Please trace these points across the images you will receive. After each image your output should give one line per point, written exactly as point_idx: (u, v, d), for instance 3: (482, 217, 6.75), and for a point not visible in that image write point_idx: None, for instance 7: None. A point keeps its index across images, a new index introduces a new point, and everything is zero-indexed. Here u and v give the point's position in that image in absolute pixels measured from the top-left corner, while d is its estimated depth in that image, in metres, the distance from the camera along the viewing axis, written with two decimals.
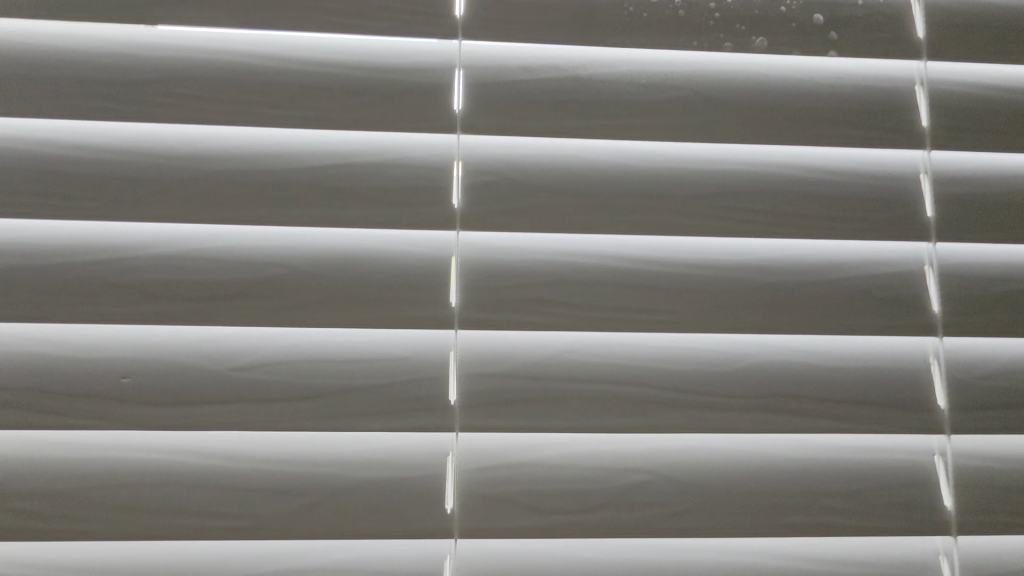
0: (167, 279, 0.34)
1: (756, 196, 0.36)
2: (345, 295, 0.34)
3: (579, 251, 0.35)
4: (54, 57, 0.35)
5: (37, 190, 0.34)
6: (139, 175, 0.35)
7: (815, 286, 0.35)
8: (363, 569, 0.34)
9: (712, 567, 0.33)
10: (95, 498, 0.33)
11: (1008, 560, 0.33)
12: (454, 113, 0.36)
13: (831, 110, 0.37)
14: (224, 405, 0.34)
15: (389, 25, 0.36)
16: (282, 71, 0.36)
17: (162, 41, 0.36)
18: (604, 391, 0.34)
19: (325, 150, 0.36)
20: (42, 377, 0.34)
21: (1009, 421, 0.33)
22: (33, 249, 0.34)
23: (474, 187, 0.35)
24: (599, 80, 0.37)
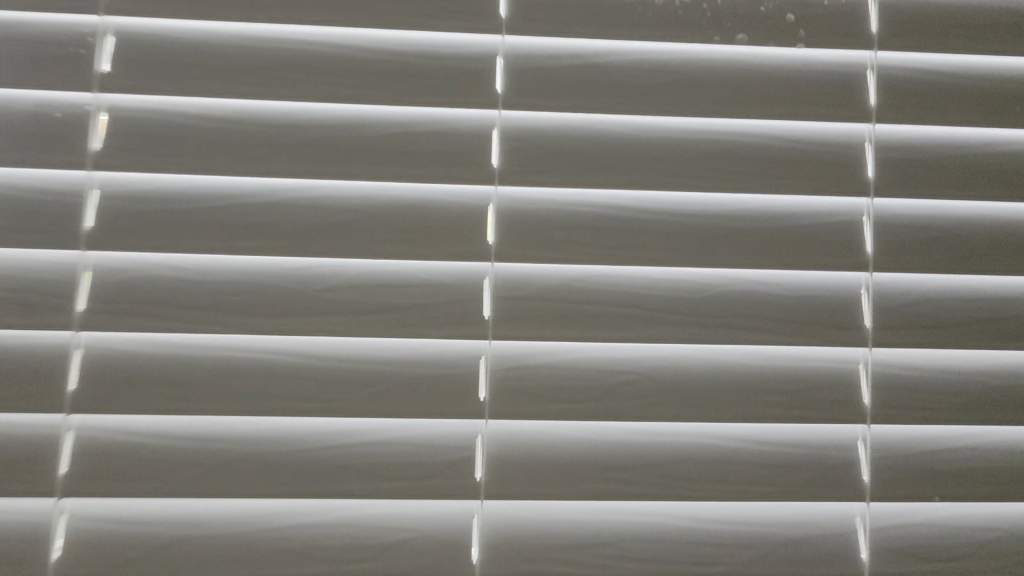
0: (270, 220, 0.45)
1: (731, 160, 0.45)
2: (407, 234, 0.45)
3: (587, 202, 0.45)
4: (185, 48, 0.46)
5: (175, 150, 0.45)
6: (250, 140, 0.45)
7: (773, 232, 0.45)
8: (416, 443, 0.44)
9: (683, 446, 0.43)
10: (217, 383, 0.44)
11: (913, 444, 0.43)
12: (497, 93, 0.45)
13: (796, 92, 0.46)
14: (314, 316, 0.45)
15: (443, 23, 0.46)
16: (359, 59, 0.46)
17: (265, 35, 0.46)
18: (606, 310, 0.44)
19: (390, 122, 0.46)
20: (176, 292, 0.44)
21: (919, 337, 0.43)
22: (167, 194, 0.45)
23: (509, 151, 0.45)
24: (611, 66, 0.46)
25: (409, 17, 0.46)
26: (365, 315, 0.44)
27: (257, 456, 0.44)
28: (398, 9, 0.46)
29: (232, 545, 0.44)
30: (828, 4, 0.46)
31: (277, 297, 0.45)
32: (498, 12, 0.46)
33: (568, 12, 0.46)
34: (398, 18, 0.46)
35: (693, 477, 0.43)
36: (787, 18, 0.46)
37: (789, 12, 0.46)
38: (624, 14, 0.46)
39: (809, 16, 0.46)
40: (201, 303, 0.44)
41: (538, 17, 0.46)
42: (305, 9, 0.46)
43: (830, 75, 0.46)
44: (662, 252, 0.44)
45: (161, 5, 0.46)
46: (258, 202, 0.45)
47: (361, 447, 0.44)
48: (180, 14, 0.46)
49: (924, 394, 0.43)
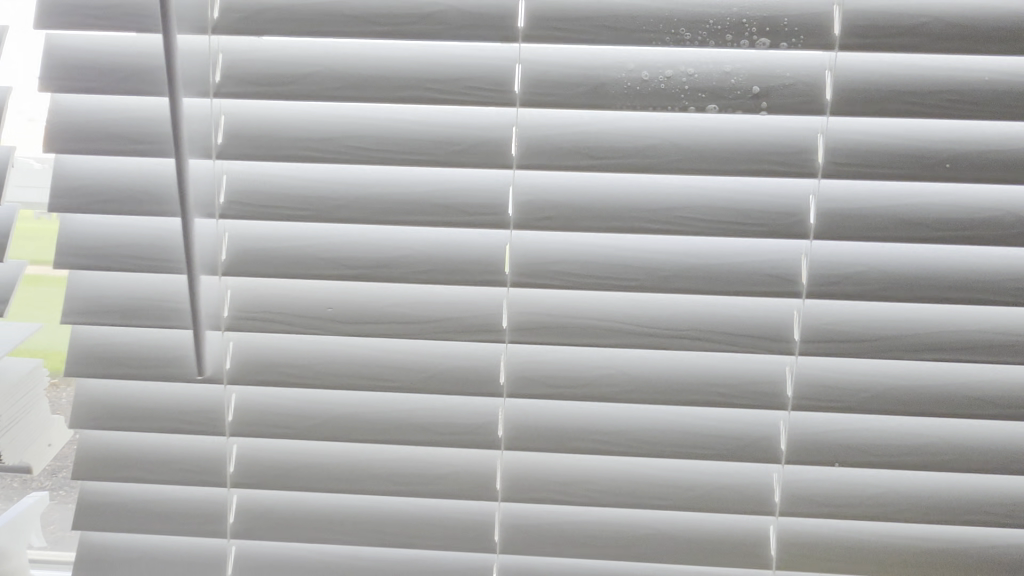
0: (348, 255, 0.62)
1: (695, 211, 0.58)
2: (445, 266, 0.61)
3: (583, 244, 0.61)
4: (281, 125, 0.61)
5: (276, 203, 0.61)
6: (330, 195, 0.61)
7: (724, 268, 0.59)
8: (455, 411, 0.65)
9: (648, 420, 0.64)
10: (320, 367, 0.64)
11: (818, 423, 0.62)
12: (512, 156, 0.59)
13: (755, 153, 0.57)
14: (382, 323, 0.63)
15: (469, 99, 0.58)
16: (409, 132, 0.60)
17: (341, 114, 0.61)
18: (594, 323, 0.61)
19: (434, 182, 0.61)
20: (289, 305, 0.64)
21: (834, 348, 0.59)
22: (278, 237, 0.63)
23: (521, 203, 0.60)
24: (602, 135, 0.59)
25: (443, 94, 0.58)
26: (420, 324, 0.62)
27: (350, 417, 0.66)
28: (434, 88, 0.59)
29: (341, 469, 0.67)
30: (789, 76, 0.57)
31: (358, 310, 0.63)
32: (513, 89, 0.58)
33: (570, 89, 0.58)
34: (433, 95, 0.59)
35: (658, 441, 0.63)
36: (753, 90, 0.57)
37: (755, 85, 0.57)
38: (617, 89, 0.58)
39: (772, 87, 0.57)
40: (307, 313, 0.63)
41: (545, 93, 0.58)
42: (363, 89, 0.59)
43: (785, 139, 0.57)
44: (636, 282, 0.59)
45: (256, 88, 0.60)
46: (343, 241, 0.63)
47: (419, 412, 0.66)
48: (270, 95, 0.60)
49: (830, 391, 0.60)
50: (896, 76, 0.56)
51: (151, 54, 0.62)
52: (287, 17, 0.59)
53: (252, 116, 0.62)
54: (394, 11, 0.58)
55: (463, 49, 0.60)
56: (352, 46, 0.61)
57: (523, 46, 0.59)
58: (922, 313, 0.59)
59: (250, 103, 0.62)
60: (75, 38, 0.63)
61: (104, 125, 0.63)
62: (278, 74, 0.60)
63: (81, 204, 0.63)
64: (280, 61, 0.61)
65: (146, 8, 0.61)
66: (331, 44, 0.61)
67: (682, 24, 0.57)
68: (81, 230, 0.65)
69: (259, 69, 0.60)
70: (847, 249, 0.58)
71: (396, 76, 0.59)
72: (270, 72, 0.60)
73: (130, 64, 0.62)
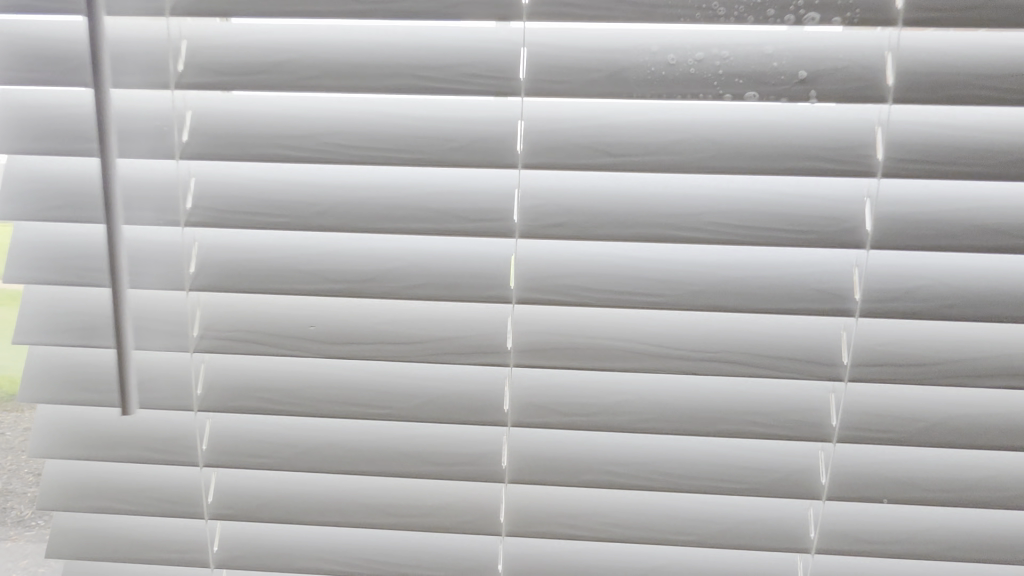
0: (333, 267, 0.55)
1: (733, 216, 0.51)
2: (443, 280, 0.54)
3: (602, 254, 0.54)
4: (253, 119, 0.54)
5: (249, 209, 0.54)
6: (311, 199, 0.54)
7: (766, 282, 0.52)
8: (457, 439, 0.59)
9: (676, 451, 0.57)
10: (305, 393, 0.58)
11: (866, 455, 0.55)
12: (517, 153, 0.51)
13: (803, 149, 0.50)
14: (372, 343, 0.55)
15: (467, 87, 0.50)
16: (399, 126, 0.52)
17: (320, 106, 0.54)
18: (611, 344, 0.54)
19: (429, 183, 0.54)
20: (266, 325, 0.57)
21: (887, 372, 0.52)
22: (253, 248, 0.56)
23: (528, 208, 0.52)
24: (622, 128, 0.51)
25: (435, 82, 0.50)
26: (416, 346, 0.55)
27: (341, 446, 0.59)
28: (426, 76, 0.51)
29: (328, 503, 0.60)
30: (842, 59, 0.49)
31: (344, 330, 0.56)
32: (517, 76, 0.50)
33: (585, 74, 0.50)
34: (425, 84, 0.51)
35: (686, 476, 0.56)
36: (798, 75, 0.49)
37: (801, 69, 0.49)
38: (639, 73, 0.50)
39: (822, 72, 0.49)
40: (288, 333, 0.56)
41: (555, 80, 0.50)
42: (345, 78, 0.52)
43: (835, 133, 0.50)
44: (661, 298, 0.52)
45: (222, 77, 0.52)
46: (328, 253, 0.55)
47: (418, 440, 0.59)
48: (238, 85, 0.52)
49: (881, 420, 0.53)
50: (969, 58, 0.48)
51: None
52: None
53: (220, 111, 0.54)
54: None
55: (460, 31, 0.52)
56: (333, 30, 0.53)
57: (527, 27, 0.51)
58: (974, 333, 0.53)
59: (218, 96, 0.55)
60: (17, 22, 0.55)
61: (51, 121, 0.55)
62: (247, 62, 0.53)
63: (30, 212, 0.56)
64: (249, 47, 0.53)
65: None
66: (308, 28, 0.53)
67: None
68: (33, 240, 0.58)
69: (225, 57, 0.53)
70: (897, 260, 0.52)
71: (382, 63, 0.51)
72: (237, 60, 0.53)
73: (77, 52, 0.54)
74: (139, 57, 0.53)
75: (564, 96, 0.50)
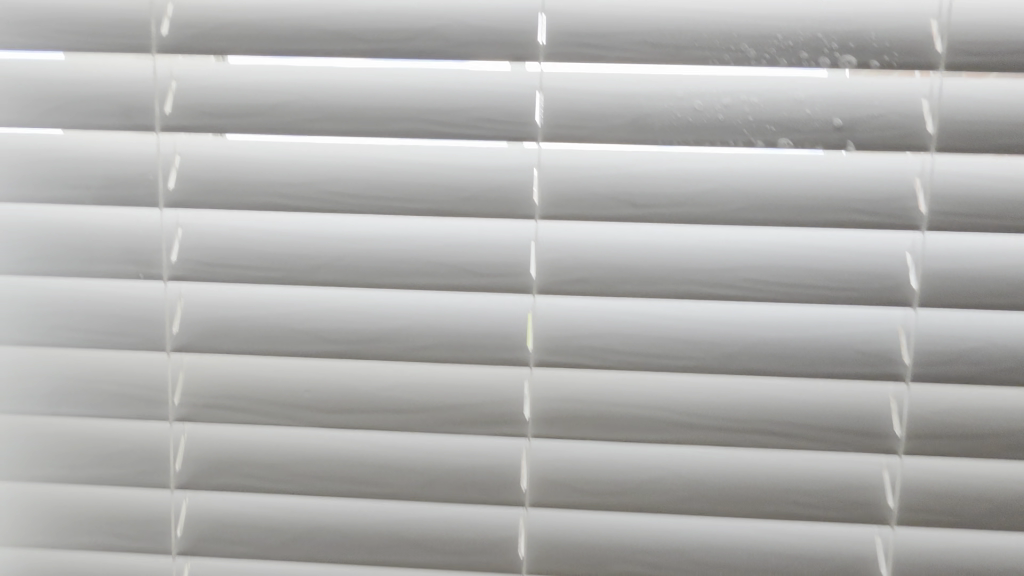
0: (327, 327, 0.49)
1: (768, 272, 0.47)
2: (451, 341, 0.48)
3: (626, 313, 0.48)
4: (245, 164, 0.49)
5: (238, 261, 0.49)
6: (306, 251, 0.49)
7: (806, 344, 0.47)
8: (464, 522, 0.51)
9: (713, 535, 0.50)
10: (293, 469, 0.51)
11: (929, 543, 0.49)
12: (534, 204, 0.47)
13: (841, 201, 0.46)
14: (371, 411, 0.49)
15: (480, 133, 0.47)
16: (405, 173, 0.48)
17: (319, 151, 0.49)
18: (640, 410, 0.49)
19: (436, 234, 0.49)
20: (251, 390, 0.50)
21: (942, 446, 0.47)
22: (236, 304, 0.50)
23: (547, 263, 0.48)
24: (646, 177, 0.47)
25: (446, 128, 0.47)
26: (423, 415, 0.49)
27: (329, 530, 0.51)
28: (437, 120, 0.47)
29: None
30: (879, 104, 0.46)
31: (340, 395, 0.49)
32: (534, 121, 0.47)
33: (605, 120, 0.47)
34: (435, 129, 0.47)
35: (724, 562, 0.50)
36: (834, 121, 0.46)
37: (836, 115, 0.46)
38: (663, 120, 0.47)
39: (858, 118, 0.46)
40: (275, 400, 0.50)
41: (575, 126, 0.47)
42: (349, 121, 0.48)
43: (874, 183, 0.47)
44: (694, 361, 0.47)
45: (215, 119, 0.49)
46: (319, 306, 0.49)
47: (418, 523, 0.51)
48: (232, 128, 0.48)
49: (940, 500, 0.48)
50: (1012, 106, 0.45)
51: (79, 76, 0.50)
52: (256, 35, 0.48)
53: (210, 153, 0.50)
54: (387, 28, 0.48)
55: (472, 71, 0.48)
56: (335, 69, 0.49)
57: (544, 70, 0.48)
58: None
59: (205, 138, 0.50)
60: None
61: (20, 164, 0.50)
62: (241, 104, 0.49)
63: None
64: (246, 86, 0.49)
65: (79, 23, 0.49)
66: (306, 65, 0.49)
67: (745, 40, 0.46)
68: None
69: (219, 97, 0.49)
70: (946, 320, 0.48)
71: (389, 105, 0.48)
72: (233, 100, 0.49)
73: (54, 90, 0.50)
74: (128, 99, 0.49)
75: (587, 142, 0.47)
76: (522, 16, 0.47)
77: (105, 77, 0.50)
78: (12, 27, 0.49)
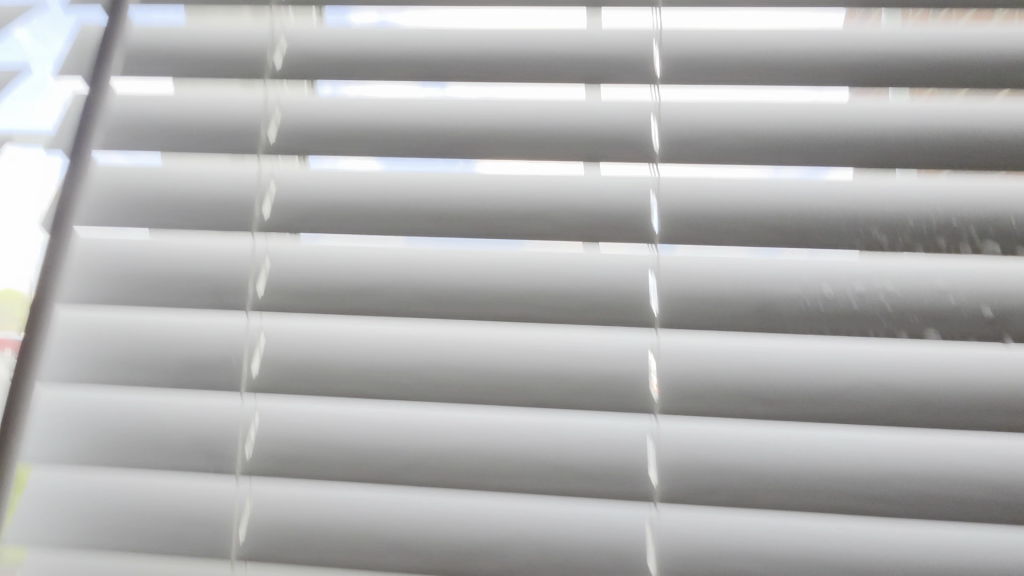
0: (418, 452, 0.43)
1: (924, 394, 0.41)
2: (558, 470, 0.42)
3: (759, 439, 0.42)
4: (340, 268, 0.46)
5: (325, 375, 0.44)
6: (399, 364, 0.44)
7: (981, 482, 0.40)
8: None
9: None
10: None
11: None
12: (655, 312, 0.43)
13: (1005, 316, 0.41)
14: (461, 557, 0.42)
15: (595, 237, 0.44)
16: (512, 278, 0.44)
17: (419, 253, 0.46)
18: (785, 555, 0.41)
19: (542, 345, 0.44)
20: (324, 528, 0.44)
21: None
22: (319, 423, 0.45)
23: (667, 379, 0.43)
24: (779, 284, 0.43)
25: (557, 231, 0.44)
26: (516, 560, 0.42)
27: None
28: (547, 224, 0.45)
29: None
30: None
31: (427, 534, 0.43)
32: (651, 225, 0.44)
33: (728, 223, 0.44)
34: (545, 233, 0.44)
35: None
36: (985, 231, 0.42)
37: (987, 225, 0.42)
38: (792, 222, 0.43)
39: (1011, 227, 0.42)
40: (350, 539, 0.43)
41: (696, 228, 0.44)
42: (455, 224, 0.45)
43: None
44: (848, 500, 0.40)
45: (316, 220, 0.46)
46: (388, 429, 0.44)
47: None
48: (333, 230, 0.46)
49: None
50: None
51: (178, 179, 0.49)
52: (357, 139, 0.47)
53: (298, 257, 0.46)
54: (493, 132, 0.46)
55: (581, 173, 0.45)
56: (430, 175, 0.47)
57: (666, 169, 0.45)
58: None
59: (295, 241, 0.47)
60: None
61: (101, 267, 0.47)
62: (342, 206, 0.46)
63: (52, 374, 0.45)
64: (343, 189, 0.47)
65: (183, 128, 0.48)
66: (405, 170, 0.47)
67: (875, 145, 0.44)
68: (46, 408, 0.46)
69: (316, 199, 0.47)
70: None
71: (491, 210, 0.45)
72: (329, 203, 0.47)
73: (147, 193, 0.48)
74: (222, 201, 0.47)
75: (710, 246, 0.43)
76: (637, 120, 0.46)
77: (203, 179, 0.48)
78: (113, 132, 0.49)
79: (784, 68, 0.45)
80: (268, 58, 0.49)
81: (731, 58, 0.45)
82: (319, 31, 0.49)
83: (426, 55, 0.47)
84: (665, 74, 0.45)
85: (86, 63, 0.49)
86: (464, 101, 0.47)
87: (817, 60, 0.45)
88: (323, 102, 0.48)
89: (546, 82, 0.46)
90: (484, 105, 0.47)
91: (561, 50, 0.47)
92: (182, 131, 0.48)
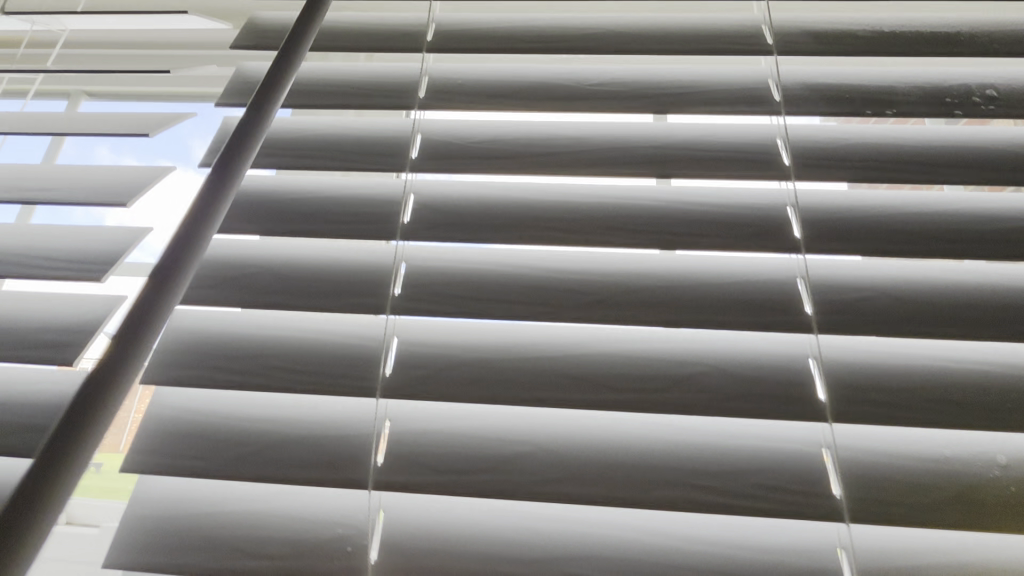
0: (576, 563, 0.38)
1: None
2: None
3: (962, 552, 0.38)
4: (477, 351, 0.45)
5: (465, 467, 0.40)
6: (548, 457, 0.40)
7: None
8: None
9: None
10: None
11: None
12: (823, 402, 0.40)
13: None
14: None
15: (746, 322, 0.43)
16: (661, 363, 0.43)
17: (559, 338, 0.45)
18: None
19: (699, 438, 0.41)
20: None
21: None
22: (456, 525, 0.40)
23: (851, 480, 0.38)
24: (943, 372, 0.42)
25: (707, 316, 0.44)
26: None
27: None
28: (695, 308, 0.44)
29: None
30: None
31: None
32: (805, 309, 0.43)
33: (884, 309, 0.43)
34: (694, 317, 0.43)
35: None
36: None
37: None
38: (950, 310, 0.42)
39: None
40: None
41: (852, 314, 0.42)
42: (600, 307, 0.45)
43: None
44: None
45: (455, 301, 0.46)
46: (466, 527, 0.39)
47: None
48: (474, 312, 0.45)
49: None
50: None
51: (310, 260, 0.49)
52: (500, 224, 0.48)
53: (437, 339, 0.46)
54: (632, 220, 0.48)
55: (721, 259, 0.47)
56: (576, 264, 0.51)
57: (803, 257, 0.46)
58: None
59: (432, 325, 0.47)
60: (213, 241, 0.50)
61: (227, 347, 0.46)
62: (482, 287, 0.47)
63: (167, 463, 0.42)
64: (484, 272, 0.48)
65: (322, 211, 0.50)
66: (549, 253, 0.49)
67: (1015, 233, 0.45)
68: (150, 504, 0.42)
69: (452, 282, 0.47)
70: None
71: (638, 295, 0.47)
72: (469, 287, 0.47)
73: (280, 271, 0.48)
74: (357, 282, 0.47)
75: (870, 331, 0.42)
76: (770, 209, 0.48)
77: (338, 262, 0.49)
78: (246, 212, 0.50)
79: (903, 168, 0.48)
80: (409, 151, 0.52)
81: (856, 158, 0.49)
82: (458, 132, 0.54)
83: (566, 152, 0.51)
84: (796, 167, 0.48)
85: (236, 155, 0.52)
86: (602, 193, 0.50)
87: (934, 159, 0.49)
88: (465, 192, 0.51)
89: (680, 175, 0.49)
90: (621, 197, 0.50)
91: (690, 150, 0.51)
92: (320, 216, 0.50)
